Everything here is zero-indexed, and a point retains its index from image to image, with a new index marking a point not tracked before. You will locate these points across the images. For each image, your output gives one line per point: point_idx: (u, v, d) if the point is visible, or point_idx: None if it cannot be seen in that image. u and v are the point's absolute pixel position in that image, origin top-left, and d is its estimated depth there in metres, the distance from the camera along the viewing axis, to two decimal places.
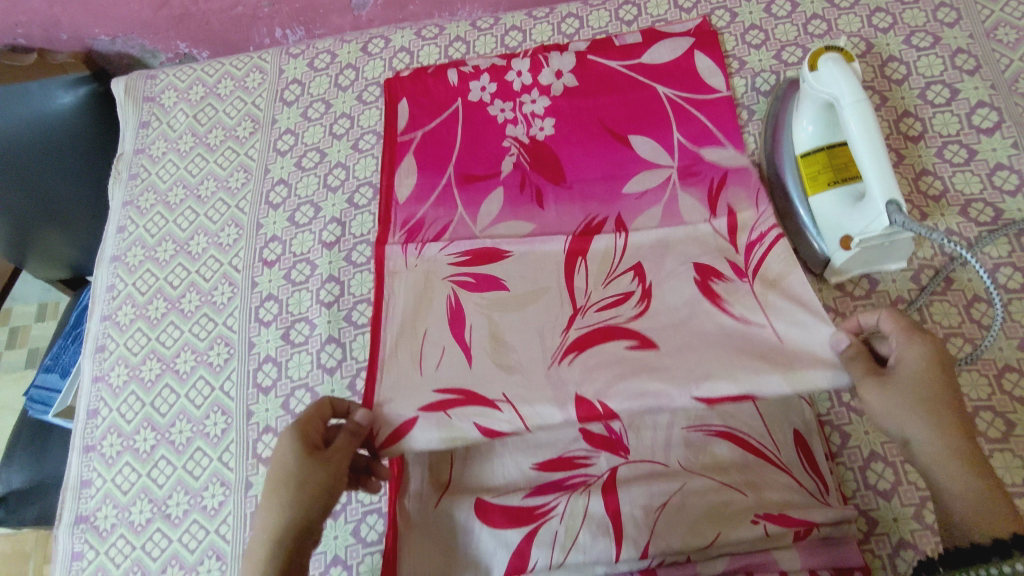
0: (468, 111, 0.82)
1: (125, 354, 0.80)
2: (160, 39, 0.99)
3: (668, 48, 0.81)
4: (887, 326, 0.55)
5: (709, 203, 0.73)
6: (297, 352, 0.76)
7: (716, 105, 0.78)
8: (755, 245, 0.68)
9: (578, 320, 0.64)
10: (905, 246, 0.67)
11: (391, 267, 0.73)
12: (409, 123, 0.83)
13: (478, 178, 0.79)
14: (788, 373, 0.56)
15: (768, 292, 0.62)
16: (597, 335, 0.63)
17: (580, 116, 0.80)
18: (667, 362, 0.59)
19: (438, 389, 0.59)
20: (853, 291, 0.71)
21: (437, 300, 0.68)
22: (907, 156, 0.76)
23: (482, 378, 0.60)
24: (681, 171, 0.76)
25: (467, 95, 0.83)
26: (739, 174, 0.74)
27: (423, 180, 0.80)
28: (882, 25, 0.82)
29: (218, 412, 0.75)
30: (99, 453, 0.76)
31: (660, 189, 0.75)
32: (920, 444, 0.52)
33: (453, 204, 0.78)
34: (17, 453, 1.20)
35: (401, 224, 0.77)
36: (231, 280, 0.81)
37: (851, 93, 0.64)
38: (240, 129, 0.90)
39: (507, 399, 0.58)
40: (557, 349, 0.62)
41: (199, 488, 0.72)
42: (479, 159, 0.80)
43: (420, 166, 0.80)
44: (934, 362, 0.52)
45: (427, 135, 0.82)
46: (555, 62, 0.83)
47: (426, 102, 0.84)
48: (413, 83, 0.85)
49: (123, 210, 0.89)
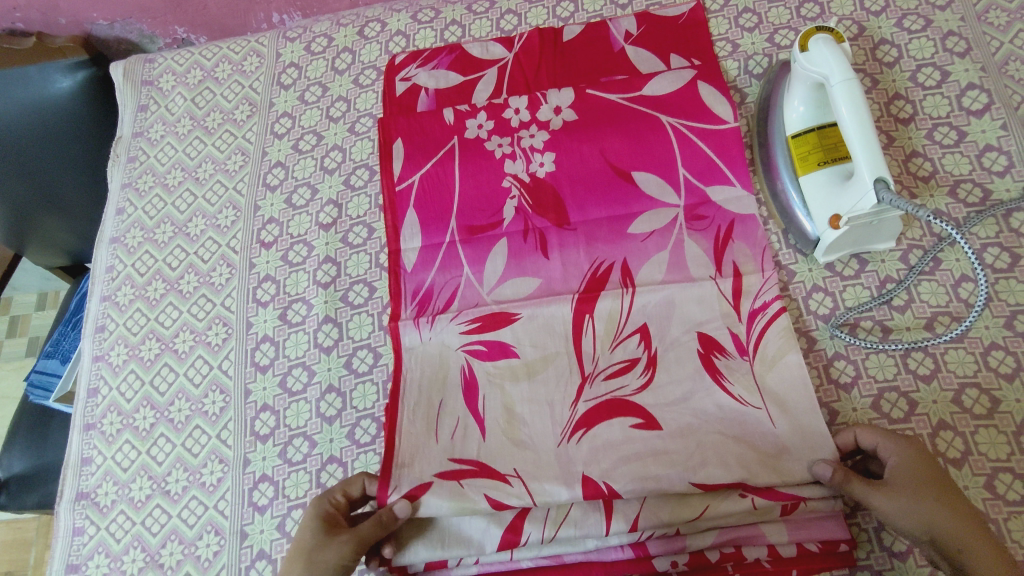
0: (465, 151, 0.79)
1: (125, 334, 0.81)
2: (158, 23, 1.00)
3: (669, 79, 0.77)
4: (864, 436, 0.59)
5: (714, 255, 0.71)
6: (294, 332, 0.77)
7: (723, 136, 0.75)
8: (757, 315, 0.68)
9: (585, 391, 0.67)
10: (892, 226, 0.68)
11: (409, 345, 0.72)
12: (406, 170, 0.80)
13: (482, 231, 0.76)
14: (776, 466, 0.59)
15: (767, 375, 0.65)
16: (603, 409, 0.65)
17: (583, 153, 0.76)
18: (669, 445, 0.62)
19: (455, 459, 0.64)
20: (842, 271, 0.72)
21: (452, 374, 0.70)
22: (898, 138, 0.76)
23: (495, 453, 0.65)
24: (688, 212, 0.73)
25: (464, 133, 0.79)
26: (744, 225, 0.72)
27: (428, 243, 0.77)
28: (874, 8, 0.83)
29: (217, 391, 0.76)
30: (100, 431, 0.77)
31: (668, 231, 0.73)
32: (941, 534, 0.53)
33: (458, 264, 0.75)
34: (19, 438, 1.21)
35: (411, 294, 0.75)
36: (228, 262, 0.82)
37: (840, 72, 0.65)
38: (238, 112, 0.90)
39: (517, 475, 0.63)
40: (564, 424, 0.65)
41: (198, 465, 0.73)
42: (481, 206, 0.77)
43: (423, 224, 0.77)
44: (916, 455, 0.56)
45: (426, 184, 0.78)
46: (553, 98, 0.79)
47: (423, 143, 0.80)
48: (407, 121, 0.81)
49: (122, 192, 0.90)
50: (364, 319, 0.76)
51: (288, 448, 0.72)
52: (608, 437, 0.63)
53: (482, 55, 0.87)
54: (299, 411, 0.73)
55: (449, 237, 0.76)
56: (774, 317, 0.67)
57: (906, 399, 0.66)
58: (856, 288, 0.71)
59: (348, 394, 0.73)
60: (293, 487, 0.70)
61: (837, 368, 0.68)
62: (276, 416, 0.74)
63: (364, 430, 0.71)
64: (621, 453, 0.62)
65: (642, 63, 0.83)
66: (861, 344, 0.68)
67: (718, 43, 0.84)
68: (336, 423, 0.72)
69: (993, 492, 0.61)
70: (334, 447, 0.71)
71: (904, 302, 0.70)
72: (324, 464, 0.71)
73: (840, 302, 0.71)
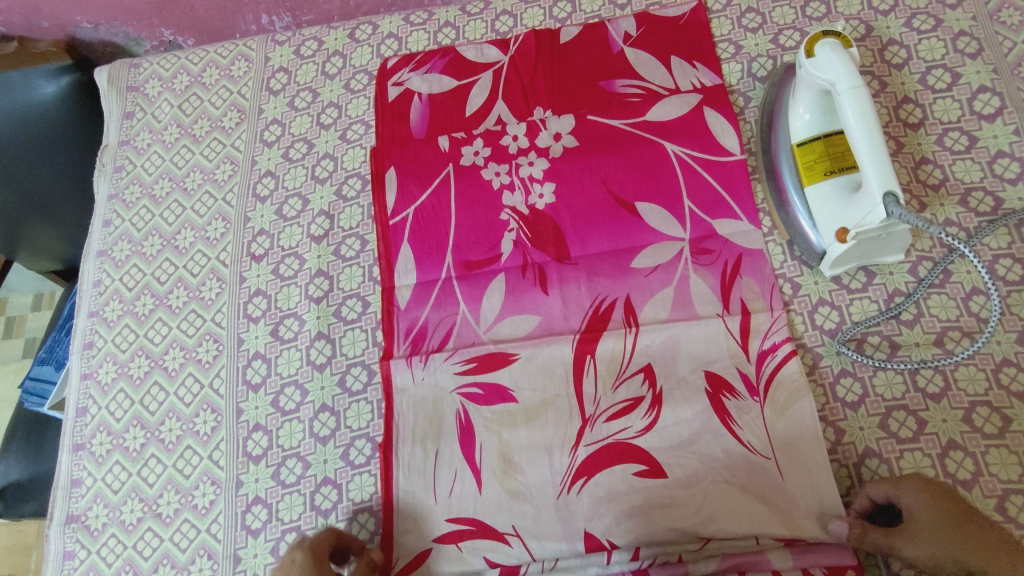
0: (460, 179, 0.78)
1: (113, 351, 0.79)
2: (143, 26, 0.97)
3: (674, 105, 0.77)
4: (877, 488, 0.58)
5: (721, 292, 0.70)
6: (286, 348, 0.75)
7: (728, 167, 0.74)
8: (766, 356, 0.68)
9: (588, 435, 0.67)
10: (900, 241, 0.66)
11: (400, 387, 0.71)
12: (400, 203, 0.78)
13: (478, 267, 0.75)
14: (776, 519, 0.61)
15: (775, 420, 0.65)
16: (607, 455, 0.66)
17: (584, 183, 0.76)
18: (675, 496, 0.64)
19: (453, 519, 0.66)
20: (849, 284, 0.70)
21: (448, 420, 0.69)
22: (907, 144, 0.74)
23: (493, 508, 0.66)
24: (693, 245, 0.72)
25: (460, 160, 0.79)
26: (752, 259, 0.71)
27: (421, 279, 0.75)
28: (883, 7, 0.80)
29: (208, 410, 0.74)
30: (90, 451, 0.75)
31: (671, 266, 0.72)
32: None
33: (454, 301, 0.74)
34: (13, 445, 1.19)
35: (404, 333, 0.73)
36: (218, 275, 0.80)
37: (847, 79, 0.62)
38: (226, 119, 0.88)
39: (516, 534, 0.65)
40: (564, 475, 0.66)
41: (190, 487, 0.71)
42: (478, 240, 0.76)
43: (418, 259, 0.76)
44: (934, 497, 0.55)
45: (421, 216, 0.77)
46: (552, 125, 0.79)
47: (417, 171, 0.79)
48: (401, 150, 0.80)
49: (108, 204, 0.87)
50: (358, 335, 0.75)
51: (281, 469, 0.70)
52: (610, 488, 0.65)
53: (477, 58, 0.84)
54: (292, 430, 0.72)
55: (445, 273, 0.75)
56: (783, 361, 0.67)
57: (915, 418, 0.64)
58: (863, 302, 0.69)
59: (342, 413, 0.72)
60: (287, 510, 0.69)
61: (844, 386, 0.66)
62: (269, 436, 0.72)
63: (360, 451, 0.70)
64: (626, 507, 0.64)
65: (641, 65, 0.80)
66: (868, 361, 0.66)
67: (720, 44, 0.81)
68: (331, 443, 0.71)
69: (1005, 515, 0.60)
70: (328, 468, 0.70)
71: (913, 316, 0.68)
72: (319, 486, 0.69)
73: (846, 316, 0.69)
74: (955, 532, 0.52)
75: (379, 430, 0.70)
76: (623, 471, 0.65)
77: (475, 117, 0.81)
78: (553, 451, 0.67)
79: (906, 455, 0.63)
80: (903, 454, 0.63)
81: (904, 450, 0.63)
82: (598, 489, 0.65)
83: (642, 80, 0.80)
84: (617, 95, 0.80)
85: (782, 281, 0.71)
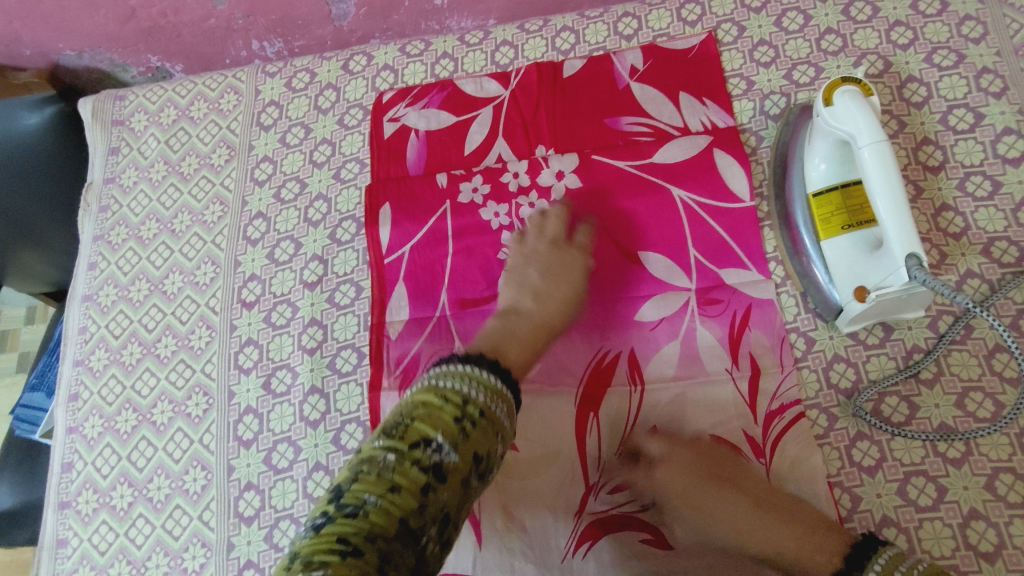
0: (459, 216, 0.74)
1: (99, 404, 0.76)
2: (129, 53, 0.93)
3: (682, 147, 0.73)
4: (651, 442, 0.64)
5: (729, 346, 0.68)
6: (278, 403, 0.72)
7: (736, 215, 0.71)
8: (774, 416, 0.65)
9: (590, 503, 0.64)
10: (923, 299, 0.62)
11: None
12: (394, 240, 0.75)
13: (473, 305, 0.72)
14: None
15: (784, 483, 0.63)
16: (607, 525, 0.63)
17: (585, 228, 0.72)
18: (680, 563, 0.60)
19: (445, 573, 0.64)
20: (866, 339, 0.67)
21: None
22: (927, 188, 0.70)
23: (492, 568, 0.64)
24: (700, 295, 0.69)
25: (457, 197, 0.75)
26: (762, 310, 0.68)
27: (415, 317, 0.72)
28: (902, 40, 0.76)
29: (198, 467, 0.72)
30: (75, 510, 0.72)
31: (677, 318, 0.69)
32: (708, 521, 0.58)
33: (448, 338, 0.71)
34: (7, 470, 1.08)
35: (394, 363, 0.71)
36: (208, 323, 0.77)
37: (868, 133, 0.58)
38: (215, 156, 0.84)
39: None
40: (570, 536, 0.63)
41: (179, 549, 0.69)
42: (474, 278, 0.73)
43: (412, 297, 0.73)
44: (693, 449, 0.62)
45: (416, 257, 0.74)
46: (554, 163, 0.75)
47: (412, 209, 0.76)
48: (397, 186, 0.77)
49: (93, 246, 0.84)
50: (352, 390, 0.71)
51: (274, 532, 0.68)
52: (616, 553, 0.62)
53: (476, 93, 0.81)
54: (285, 491, 0.69)
55: (439, 311, 0.72)
56: (792, 421, 0.64)
57: (935, 485, 0.61)
58: (881, 359, 0.66)
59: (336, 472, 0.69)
60: None
61: (861, 450, 0.63)
62: (261, 495, 0.69)
63: None
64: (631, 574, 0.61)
65: (648, 102, 0.77)
66: (886, 427, 0.63)
67: (730, 80, 0.78)
68: None
69: None
70: None
71: (933, 374, 0.64)
72: None
73: (863, 374, 0.66)
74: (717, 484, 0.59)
75: None
76: (629, 538, 0.63)
77: (474, 155, 0.78)
78: (558, 514, 0.64)
79: (925, 524, 0.60)
80: (923, 523, 0.60)
81: (924, 520, 0.60)
82: (603, 555, 0.62)
83: (649, 117, 0.76)
84: (623, 133, 0.76)
85: (794, 335, 0.68)
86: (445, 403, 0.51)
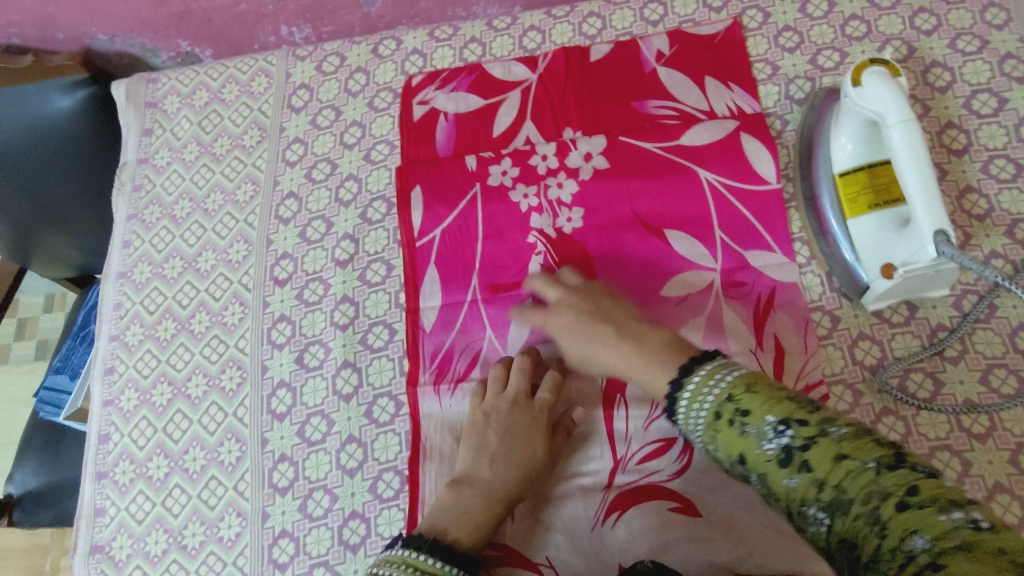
0: (489, 199, 0.76)
1: (135, 377, 0.78)
2: (161, 37, 0.94)
3: (709, 130, 0.75)
4: (546, 291, 0.69)
5: (754, 326, 0.69)
6: (311, 377, 0.74)
7: (763, 198, 0.72)
8: None
9: (618, 477, 0.66)
10: (949, 277, 0.64)
11: (427, 414, 0.70)
12: (426, 223, 0.76)
13: (505, 289, 0.73)
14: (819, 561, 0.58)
15: None
16: (635, 495, 0.65)
17: (612, 208, 0.74)
18: (707, 532, 0.61)
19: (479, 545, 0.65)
20: (890, 317, 0.68)
21: None
22: (950, 171, 0.72)
23: (527, 538, 0.65)
24: (724, 278, 0.71)
25: (487, 180, 0.76)
26: (785, 293, 0.70)
27: (446, 301, 0.74)
28: (926, 26, 0.77)
29: (232, 439, 0.73)
30: (112, 480, 0.74)
31: (703, 297, 0.70)
32: (585, 356, 0.63)
33: (480, 326, 0.72)
34: (29, 451, 1.08)
35: (430, 358, 0.72)
36: (241, 300, 0.78)
37: (897, 111, 0.59)
38: (247, 138, 0.86)
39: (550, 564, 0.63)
40: (599, 508, 0.65)
41: (215, 518, 0.70)
42: (505, 263, 0.74)
43: (443, 280, 0.74)
44: (579, 292, 0.67)
45: (447, 241, 0.75)
46: (582, 145, 0.76)
47: (443, 191, 0.77)
48: (427, 168, 0.78)
49: (127, 224, 0.86)
50: (384, 364, 0.73)
51: (308, 502, 0.69)
52: (644, 523, 0.63)
53: (504, 76, 0.82)
54: (318, 462, 0.70)
55: (471, 295, 0.73)
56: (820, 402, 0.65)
57: (960, 459, 0.62)
58: (905, 337, 0.67)
59: (369, 445, 0.70)
60: (315, 544, 0.68)
61: (886, 425, 0.64)
62: (295, 467, 0.71)
63: (387, 484, 0.68)
64: (659, 541, 0.62)
65: (674, 85, 0.78)
66: (911, 401, 0.64)
67: (756, 64, 0.79)
68: (358, 475, 0.69)
69: None
70: (356, 501, 0.68)
71: (957, 352, 0.66)
72: (346, 519, 0.68)
73: (888, 351, 0.67)
74: (597, 318, 0.63)
75: (407, 462, 0.69)
76: (656, 507, 0.63)
77: (502, 137, 0.79)
78: (586, 490, 0.66)
79: None
80: None
81: None
82: (632, 525, 0.63)
83: (675, 101, 0.78)
84: (649, 116, 0.78)
85: (820, 314, 0.69)
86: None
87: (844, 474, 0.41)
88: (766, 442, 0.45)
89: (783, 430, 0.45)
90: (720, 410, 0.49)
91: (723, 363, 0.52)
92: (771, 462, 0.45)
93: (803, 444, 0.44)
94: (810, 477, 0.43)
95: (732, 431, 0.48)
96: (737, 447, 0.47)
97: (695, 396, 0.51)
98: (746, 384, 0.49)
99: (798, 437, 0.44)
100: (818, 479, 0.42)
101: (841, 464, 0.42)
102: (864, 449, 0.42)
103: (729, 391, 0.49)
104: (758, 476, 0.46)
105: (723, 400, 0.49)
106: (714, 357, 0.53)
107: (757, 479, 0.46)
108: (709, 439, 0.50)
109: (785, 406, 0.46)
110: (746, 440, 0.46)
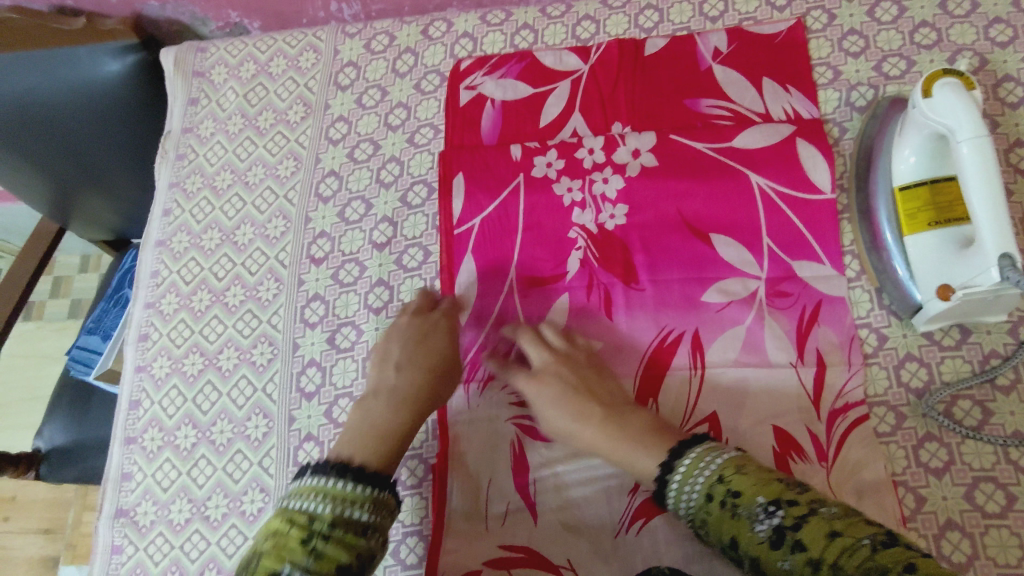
0: (531, 190, 0.74)
1: (168, 345, 0.78)
2: (211, 6, 0.94)
3: (764, 133, 0.72)
4: (533, 355, 0.67)
5: (797, 340, 0.67)
6: (342, 358, 0.73)
7: (816, 207, 0.70)
8: (838, 414, 0.64)
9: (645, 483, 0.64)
10: (1009, 302, 0.62)
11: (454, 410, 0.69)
12: (466, 212, 0.75)
13: (541, 283, 0.72)
14: None
15: (845, 485, 0.62)
16: None
17: (658, 207, 0.72)
18: None
19: (501, 543, 0.64)
20: (941, 340, 0.65)
21: (503, 446, 0.67)
22: (1016, 192, 0.68)
23: (549, 541, 0.63)
24: (770, 286, 0.69)
25: (531, 171, 0.75)
26: (832, 307, 0.67)
27: (483, 293, 0.73)
28: (1001, 38, 0.73)
29: (259, 415, 0.73)
30: (140, 446, 0.75)
31: (745, 306, 0.68)
32: (570, 432, 0.63)
33: (514, 321, 0.71)
34: (59, 408, 1.10)
35: (462, 351, 0.71)
36: (277, 276, 0.78)
37: (969, 127, 0.57)
38: (291, 113, 0.86)
39: (571, 568, 0.62)
40: (624, 513, 0.63)
41: (238, 492, 0.71)
42: (543, 255, 0.73)
43: (480, 271, 0.73)
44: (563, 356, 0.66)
45: (486, 230, 0.74)
46: (631, 140, 0.74)
47: (485, 180, 0.75)
48: (471, 155, 0.77)
49: (169, 192, 0.86)
50: None
51: None
52: (670, 532, 0.62)
53: (555, 65, 0.80)
54: None
55: (507, 288, 0.72)
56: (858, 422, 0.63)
57: (1004, 492, 0.60)
58: (956, 361, 0.64)
59: None
60: None
61: (929, 450, 0.62)
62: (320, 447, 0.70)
63: (410, 472, 0.69)
64: (683, 552, 0.61)
65: (730, 85, 0.76)
66: (958, 429, 0.62)
67: (817, 68, 0.76)
68: None
69: None
70: None
71: (1009, 381, 0.63)
72: None
73: (936, 375, 0.64)
74: (585, 397, 0.63)
75: (433, 451, 0.69)
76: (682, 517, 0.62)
77: (549, 128, 0.78)
78: (611, 493, 0.64)
79: (991, 531, 0.59)
80: (989, 530, 0.59)
81: (990, 527, 0.59)
82: (657, 533, 0.62)
83: (729, 101, 0.75)
84: (702, 116, 0.76)
85: (866, 332, 0.67)
86: (313, 519, 0.54)
87: (839, 551, 0.42)
88: (757, 523, 0.47)
89: (771, 511, 0.47)
90: (711, 492, 0.51)
91: (710, 447, 0.54)
92: (764, 544, 0.46)
93: (794, 524, 0.45)
94: (804, 556, 0.44)
95: (724, 512, 0.50)
96: (728, 530, 0.49)
97: (687, 478, 0.53)
98: (735, 466, 0.52)
99: (789, 517, 0.46)
100: (813, 558, 0.43)
101: (834, 541, 0.43)
102: (853, 528, 0.44)
103: (720, 472, 0.52)
104: (751, 561, 0.47)
105: (714, 482, 0.51)
106: (700, 442, 0.56)
107: (750, 565, 0.47)
108: (701, 519, 0.52)
109: (773, 488, 0.49)
110: (739, 522, 0.48)
